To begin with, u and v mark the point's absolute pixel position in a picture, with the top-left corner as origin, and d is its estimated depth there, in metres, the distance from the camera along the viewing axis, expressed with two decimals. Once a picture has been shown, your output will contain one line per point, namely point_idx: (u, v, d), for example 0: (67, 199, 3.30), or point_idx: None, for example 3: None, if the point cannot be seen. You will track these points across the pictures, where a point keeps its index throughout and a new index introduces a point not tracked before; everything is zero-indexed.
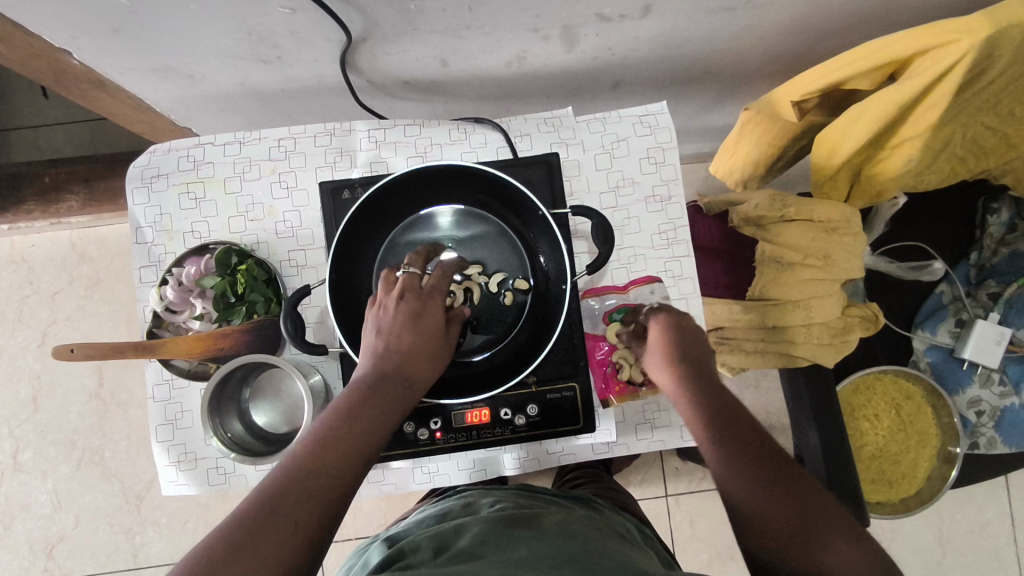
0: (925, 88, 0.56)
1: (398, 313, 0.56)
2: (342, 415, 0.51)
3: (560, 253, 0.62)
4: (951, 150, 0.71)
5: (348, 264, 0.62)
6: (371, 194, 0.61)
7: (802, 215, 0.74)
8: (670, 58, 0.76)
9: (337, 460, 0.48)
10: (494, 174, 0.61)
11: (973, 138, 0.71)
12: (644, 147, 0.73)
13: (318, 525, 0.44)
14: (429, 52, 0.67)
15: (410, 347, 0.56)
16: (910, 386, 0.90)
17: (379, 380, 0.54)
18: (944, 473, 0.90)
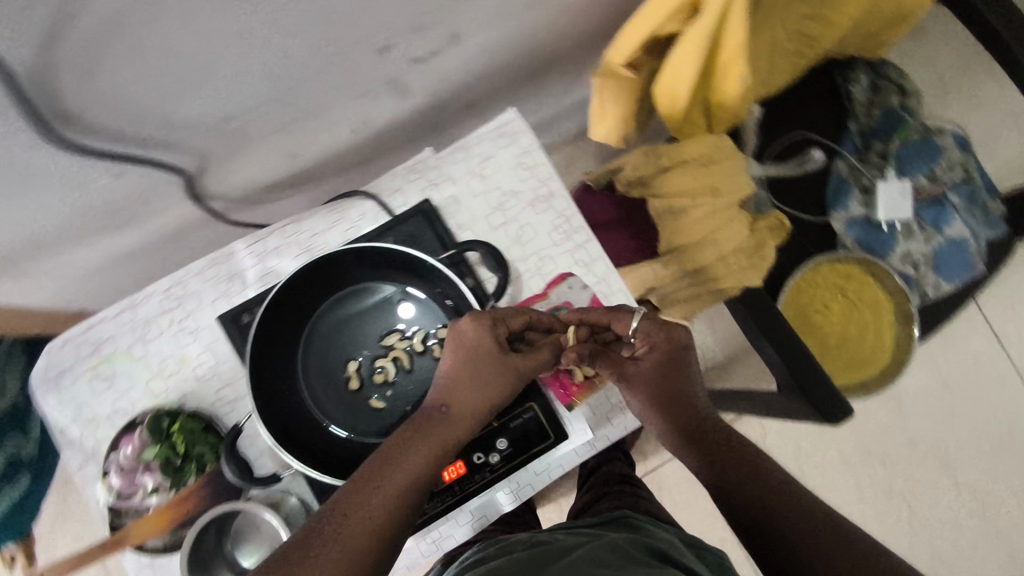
0: (721, 11, 0.58)
1: (461, 358, 0.60)
2: (398, 458, 0.58)
3: (461, 288, 0.63)
4: (780, 49, 0.75)
5: (271, 380, 0.63)
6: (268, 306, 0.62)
7: (676, 160, 0.75)
8: (502, 65, 0.77)
9: (382, 511, 0.56)
10: (376, 246, 0.63)
11: (795, 32, 0.74)
12: (511, 157, 0.74)
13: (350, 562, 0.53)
14: (272, 152, 0.68)
15: (473, 397, 0.60)
16: (847, 265, 0.93)
17: (435, 430, 0.60)
18: (909, 331, 0.93)
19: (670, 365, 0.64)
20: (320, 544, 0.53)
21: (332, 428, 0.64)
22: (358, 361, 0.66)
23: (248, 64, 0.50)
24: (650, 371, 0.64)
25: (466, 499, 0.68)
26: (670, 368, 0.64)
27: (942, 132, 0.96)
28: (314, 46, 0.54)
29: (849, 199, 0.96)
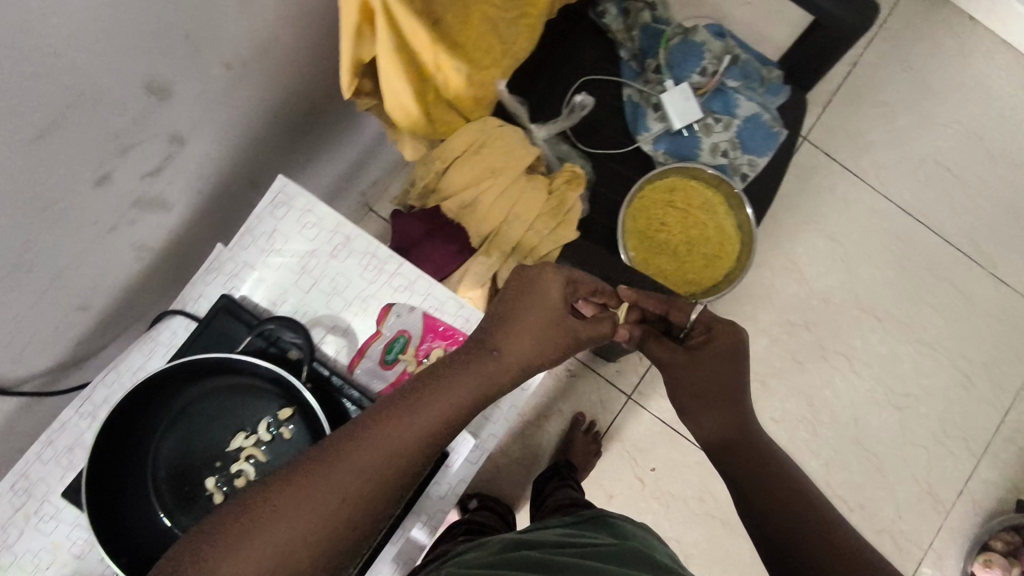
0: (389, 20, 0.59)
1: (540, 310, 0.67)
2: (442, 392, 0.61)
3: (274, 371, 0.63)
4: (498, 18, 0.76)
5: (133, 534, 0.62)
6: (88, 469, 0.60)
7: (449, 158, 0.77)
8: (256, 137, 0.78)
9: (412, 444, 0.59)
10: (176, 363, 0.62)
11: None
12: (294, 221, 0.75)
13: (354, 506, 0.55)
14: (56, 314, 0.67)
15: (527, 344, 0.66)
16: (666, 180, 0.98)
17: (486, 370, 0.63)
18: (745, 212, 0.96)
19: (723, 360, 0.79)
20: (349, 465, 0.56)
21: None
22: (214, 476, 0.64)
23: None
24: (705, 360, 0.79)
25: (381, 548, 0.70)
26: (723, 364, 0.79)
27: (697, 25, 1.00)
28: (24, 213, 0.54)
29: (646, 119, 1.00)
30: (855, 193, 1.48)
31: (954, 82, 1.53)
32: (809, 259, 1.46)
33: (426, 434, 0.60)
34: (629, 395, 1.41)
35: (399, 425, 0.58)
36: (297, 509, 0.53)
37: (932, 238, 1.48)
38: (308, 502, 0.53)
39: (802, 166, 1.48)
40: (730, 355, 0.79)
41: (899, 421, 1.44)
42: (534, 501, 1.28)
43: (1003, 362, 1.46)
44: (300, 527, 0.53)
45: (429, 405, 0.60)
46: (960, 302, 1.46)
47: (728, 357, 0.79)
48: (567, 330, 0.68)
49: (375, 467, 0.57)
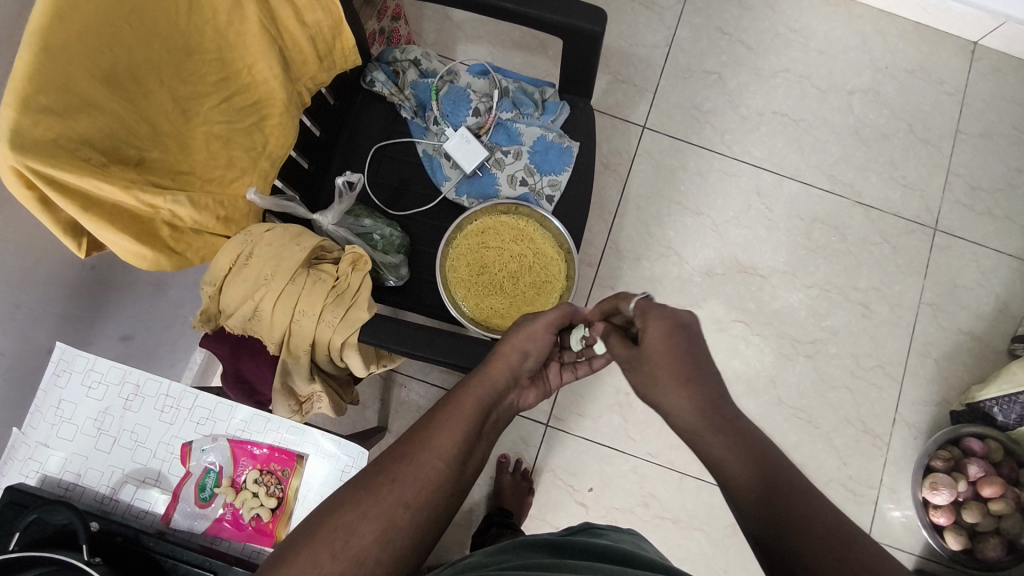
0: (61, 189, 0.59)
1: (521, 329, 0.71)
2: (453, 411, 0.66)
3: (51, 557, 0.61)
4: (213, 130, 0.77)
5: None
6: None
7: (221, 278, 0.77)
8: (39, 314, 0.78)
9: (433, 464, 0.61)
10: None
11: (211, 112, 0.76)
12: (77, 385, 0.74)
13: (389, 525, 0.57)
14: None
15: (515, 359, 0.70)
16: (477, 223, 0.98)
17: (484, 385, 0.68)
18: (559, 236, 0.98)
19: (676, 337, 0.65)
20: (379, 494, 0.59)
21: None
22: None
23: None
24: (655, 358, 0.65)
25: None
26: (680, 349, 0.65)
27: (456, 73, 1.06)
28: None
29: (442, 169, 1.01)
30: (707, 163, 1.50)
31: (768, 32, 1.57)
32: (683, 240, 1.47)
33: (443, 458, 0.62)
34: (547, 423, 1.40)
35: (418, 450, 0.62)
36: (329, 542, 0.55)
37: (791, 184, 1.50)
38: (339, 535, 0.55)
39: (650, 153, 1.49)
40: (691, 331, 0.66)
41: (814, 369, 1.43)
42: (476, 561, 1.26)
43: (893, 283, 1.47)
44: (337, 560, 0.54)
45: (441, 428, 0.64)
46: (835, 237, 1.48)
47: (679, 340, 0.65)
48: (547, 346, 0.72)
49: (409, 488, 0.60)
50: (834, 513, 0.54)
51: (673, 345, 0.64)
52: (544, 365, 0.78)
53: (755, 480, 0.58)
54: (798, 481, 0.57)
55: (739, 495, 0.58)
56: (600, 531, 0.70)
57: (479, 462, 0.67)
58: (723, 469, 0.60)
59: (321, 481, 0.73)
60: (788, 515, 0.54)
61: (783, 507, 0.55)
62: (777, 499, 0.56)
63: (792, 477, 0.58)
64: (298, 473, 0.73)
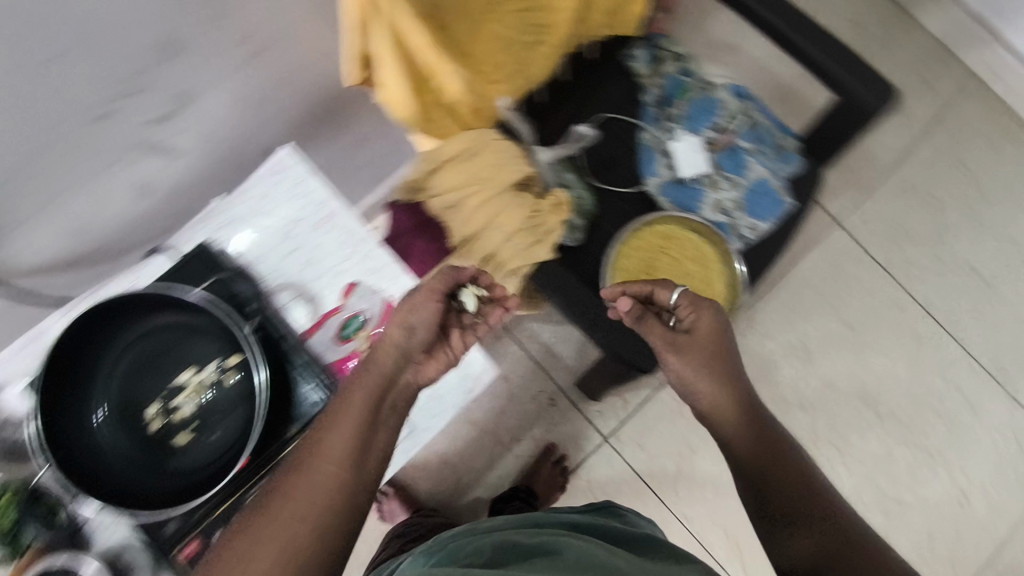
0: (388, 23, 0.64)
1: (410, 300, 0.67)
2: (330, 431, 0.61)
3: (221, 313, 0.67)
4: (506, 36, 0.79)
5: (78, 450, 0.66)
6: (41, 379, 0.64)
7: (443, 160, 0.80)
8: (276, 110, 0.86)
9: (324, 468, 0.59)
10: (106, 300, 0.66)
11: (513, 19, 0.78)
12: (286, 188, 0.79)
13: (296, 549, 0.55)
14: (57, 231, 0.73)
15: (396, 337, 0.65)
16: (664, 227, 0.98)
17: (356, 401, 0.63)
18: (735, 274, 0.96)
19: (719, 330, 0.72)
20: (279, 514, 0.57)
21: (155, 469, 0.68)
22: (158, 402, 0.69)
23: None
24: (700, 383, 0.70)
25: None
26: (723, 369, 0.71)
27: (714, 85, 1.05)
28: (17, 115, 0.60)
29: (656, 164, 1.02)
30: (879, 284, 1.43)
31: (1005, 190, 1.47)
32: (819, 342, 1.41)
33: (335, 469, 0.59)
34: (604, 438, 1.38)
35: (304, 472, 0.59)
36: (241, 557, 0.55)
37: (952, 345, 1.41)
38: (248, 547, 0.55)
39: (830, 246, 1.44)
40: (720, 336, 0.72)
41: (883, 530, 1.36)
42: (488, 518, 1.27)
43: (1005, 490, 1.37)
44: None
45: (329, 432, 0.61)
46: (970, 417, 1.39)
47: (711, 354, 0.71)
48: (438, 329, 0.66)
49: (309, 496, 0.58)
50: (853, 522, 0.62)
51: (713, 335, 0.71)
52: (445, 332, 0.70)
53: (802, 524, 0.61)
54: (821, 490, 0.65)
55: (790, 529, 0.61)
56: (622, 513, 0.79)
57: (384, 450, 0.64)
58: (763, 476, 0.65)
59: (444, 372, 0.77)
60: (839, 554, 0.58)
61: (816, 510, 0.62)
62: (828, 538, 0.59)
63: (816, 483, 0.65)
64: None
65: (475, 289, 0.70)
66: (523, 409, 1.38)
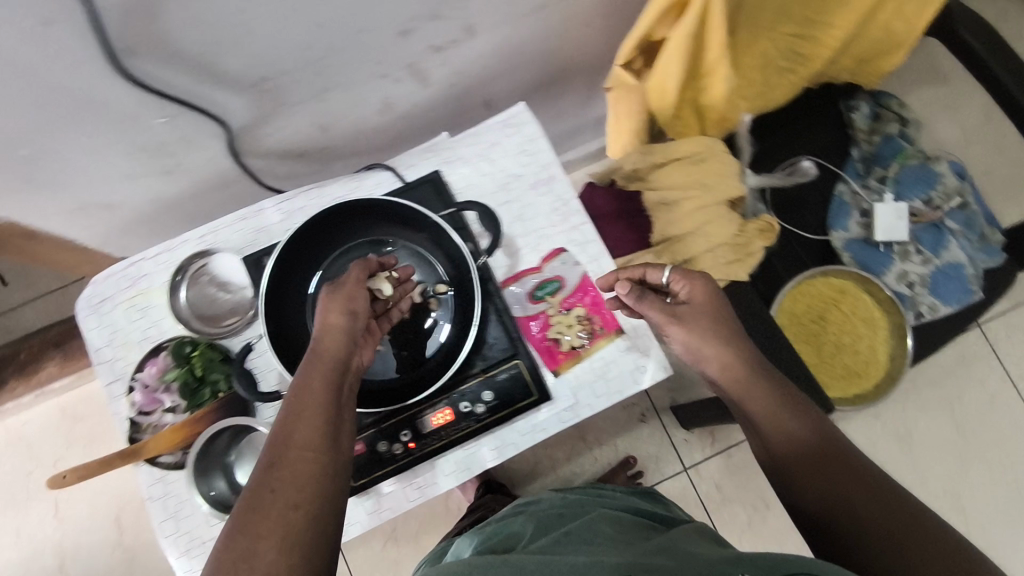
0: (700, 16, 0.64)
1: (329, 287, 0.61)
2: (299, 398, 0.55)
3: (456, 244, 0.70)
4: (769, 56, 0.79)
5: (288, 333, 0.68)
6: (276, 260, 0.67)
7: (672, 157, 0.80)
8: (519, 61, 0.86)
9: (311, 408, 0.54)
10: (339, 205, 0.70)
11: (781, 43, 0.79)
12: (516, 142, 0.81)
13: (295, 534, 0.47)
14: (308, 121, 0.76)
15: (338, 316, 0.60)
16: (843, 281, 0.96)
17: (322, 366, 0.57)
18: (900, 347, 0.96)
19: (712, 300, 0.66)
20: (264, 496, 0.49)
21: None
22: None
23: (277, 38, 0.59)
24: (708, 350, 0.63)
25: (454, 444, 0.73)
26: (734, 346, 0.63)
27: (935, 158, 1.00)
28: (345, 25, 0.61)
29: (848, 219, 0.99)
30: (1007, 401, 1.37)
31: None
32: (924, 436, 1.36)
33: (314, 438, 0.53)
34: (685, 467, 1.37)
35: (283, 448, 0.52)
36: (262, 509, 0.48)
37: None
38: (268, 499, 0.49)
39: (966, 345, 1.38)
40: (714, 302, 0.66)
41: None
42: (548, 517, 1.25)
43: None
44: None
45: (305, 378, 0.56)
46: None
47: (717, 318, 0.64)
48: (360, 312, 0.61)
49: (305, 438, 0.52)
50: (902, 497, 0.53)
51: (711, 305, 0.65)
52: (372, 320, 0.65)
53: (851, 516, 0.53)
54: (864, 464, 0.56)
55: (846, 529, 0.52)
56: (660, 499, 0.81)
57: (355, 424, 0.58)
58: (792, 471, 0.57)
59: (621, 358, 0.76)
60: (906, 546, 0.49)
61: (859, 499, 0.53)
62: (887, 520, 0.51)
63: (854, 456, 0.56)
64: (610, 339, 0.77)
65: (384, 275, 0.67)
66: (610, 412, 1.40)
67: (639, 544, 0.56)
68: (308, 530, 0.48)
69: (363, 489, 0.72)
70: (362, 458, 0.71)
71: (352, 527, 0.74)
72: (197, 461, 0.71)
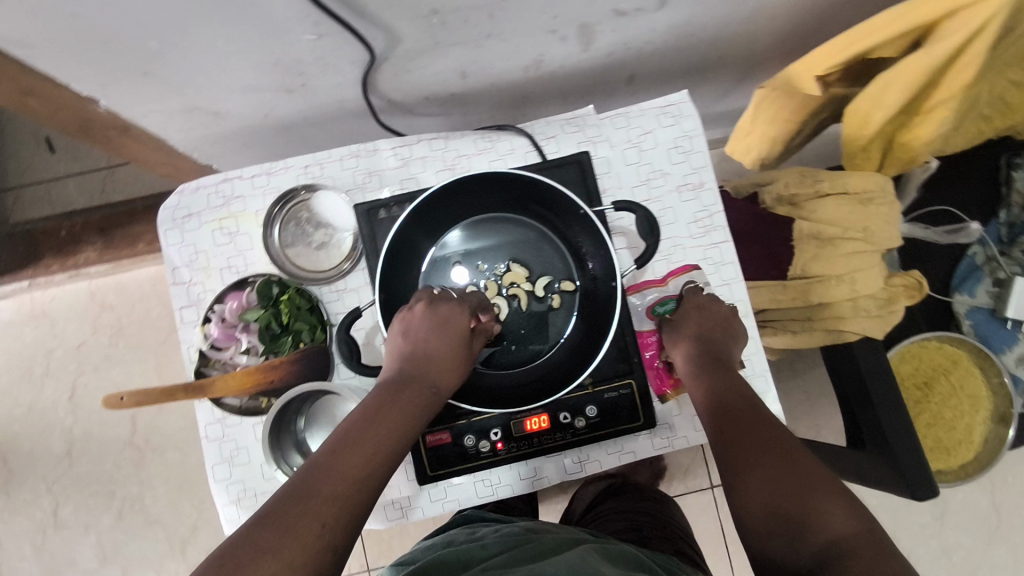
0: (959, 48, 0.56)
1: (430, 307, 0.59)
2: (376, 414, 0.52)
3: (608, 252, 0.60)
4: (978, 107, 0.71)
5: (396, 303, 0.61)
6: (400, 225, 0.59)
7: (836, 189, 0.73)
8: (683, 44, 0.77)
9: (383, 446, 0.50)
10: (471, 174, 0.59)
11: (996, 93, 0.70)
12: (672, 136, 0.72)
13: (337, 534, 0.44)
14: (450, 65, 0.67)
15: (438, 340, 0.58)
16: (957, 350, 0.89)
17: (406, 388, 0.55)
18: (1001, 433, 0.88)
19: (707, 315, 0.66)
20: (310, 493, 0.44)
21: None
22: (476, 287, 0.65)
23: None
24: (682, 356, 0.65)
25: (542, 453, 0.66)
26: (706, 353, 0.63)
27: None
28: None
29: (978, 286, 0.91)
30: None
31: None
32: None
33: (380, 454, 0.50)
34: (713, 485, 1.27)
35: (342, 450, 0.48)
36: (303, 507, 0.44)
37: None
38: (307, 518, 0.43)
39: None
40: (724, 318, 0.66)
41: None
42: (559, 511, 1.18)
43: None
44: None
45: (390, 400, 0.53)
46: None
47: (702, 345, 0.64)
48: (455, 339, 0.59)
49: (370, 453, 0.49)
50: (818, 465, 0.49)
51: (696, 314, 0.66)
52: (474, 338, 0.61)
53: (747, 461, 0.51)
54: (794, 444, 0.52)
55: (743, 483, 0.50)
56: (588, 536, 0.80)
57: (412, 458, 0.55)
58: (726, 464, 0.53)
59: None
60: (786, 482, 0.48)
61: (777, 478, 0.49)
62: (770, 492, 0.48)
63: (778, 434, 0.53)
64: None
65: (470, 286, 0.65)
66: None
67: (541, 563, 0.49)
68: (344, 535, 0.44)
69: (436, 480, 0.66)
70: (444, 448, 0.65)
71: (415, 513, 0.68)
72: (271, 441, 0.61)
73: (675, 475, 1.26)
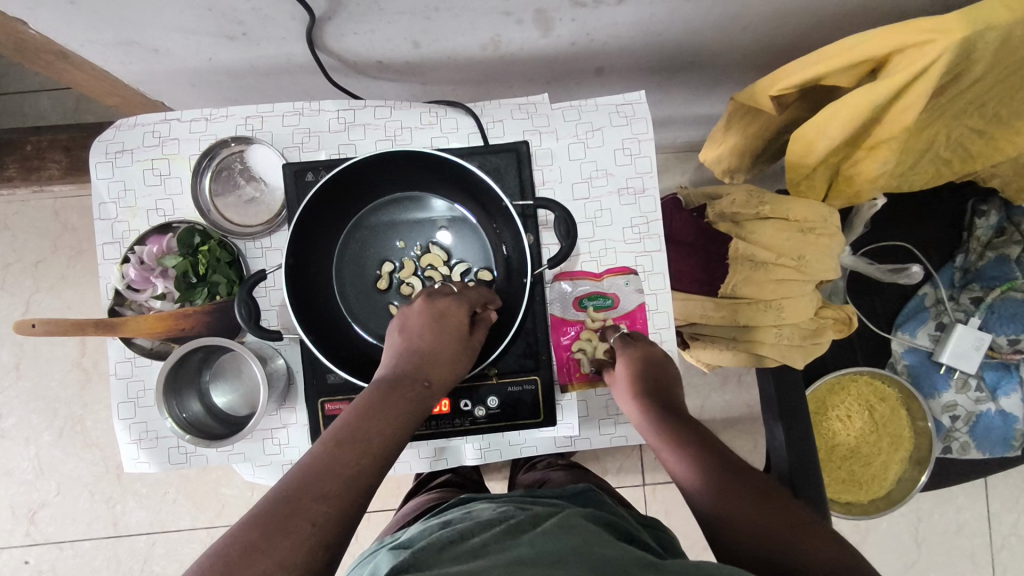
0: (898, 90, 0.54)
1: (427, 303, 0.58)
2: (369, 414, 0.51)
3: (521, 244, 0.60)
4: (935, 150, 0.69)
5: (306, 271, 0.61)
6: (314, 193, 0.58)
7: (778, 214, 0.72)
8: (652, 43, 0.75)
9: (374, 444, 0.49)
10: (394, 151, 0.59)
11: (957, 138, 0.68)
12: (620, 136, 0.70)
13: (331, 533, 0.44)
14: (401, 34, 0.66)
15: (434, 336, 0.56)
16: (886, 389, 0.89)
17: (401, 384, 0.54)
18: (914, 476, 0.90)
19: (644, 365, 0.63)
20: (303, 493, 0.45)
21: (352, 327, 0.64)
22: (393, 264, 0.66)
23: None
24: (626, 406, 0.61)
25: (438, 437, 0.66)
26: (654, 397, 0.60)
27: None
28: None
29: (921, 327, 0.91)
30: None
31: None
32: None
33: (376, 451, 0.49)
34: (645, 483, 1.27)
35: (335, 450, 0.48)
36: (292, 508, 0.44)
37: None
38: (295, 517, 0.43)
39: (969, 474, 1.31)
40: (658, 362, 0.63)
41: None
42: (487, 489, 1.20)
43: None
44: None
45: (385, 399, 0.52)
46: None
47: (651, 384, 0.61)
48: (456, 333, 0.57)
49: (365, 450, 0.49)
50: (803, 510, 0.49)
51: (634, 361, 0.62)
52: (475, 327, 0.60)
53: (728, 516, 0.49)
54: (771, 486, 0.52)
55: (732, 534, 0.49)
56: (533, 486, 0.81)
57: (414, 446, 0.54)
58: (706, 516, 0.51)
59: None
60: (782, 521, 0.48)
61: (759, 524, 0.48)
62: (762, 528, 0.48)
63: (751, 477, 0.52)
64: None
65: (391, 265, 0.66)
66: None
67: (546, 533, 0.48)
68: (336, 531, 0.44)
69: None
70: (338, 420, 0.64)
71: None
72: (169, 375, 0.61)
73: (609, 470, 1.27)
